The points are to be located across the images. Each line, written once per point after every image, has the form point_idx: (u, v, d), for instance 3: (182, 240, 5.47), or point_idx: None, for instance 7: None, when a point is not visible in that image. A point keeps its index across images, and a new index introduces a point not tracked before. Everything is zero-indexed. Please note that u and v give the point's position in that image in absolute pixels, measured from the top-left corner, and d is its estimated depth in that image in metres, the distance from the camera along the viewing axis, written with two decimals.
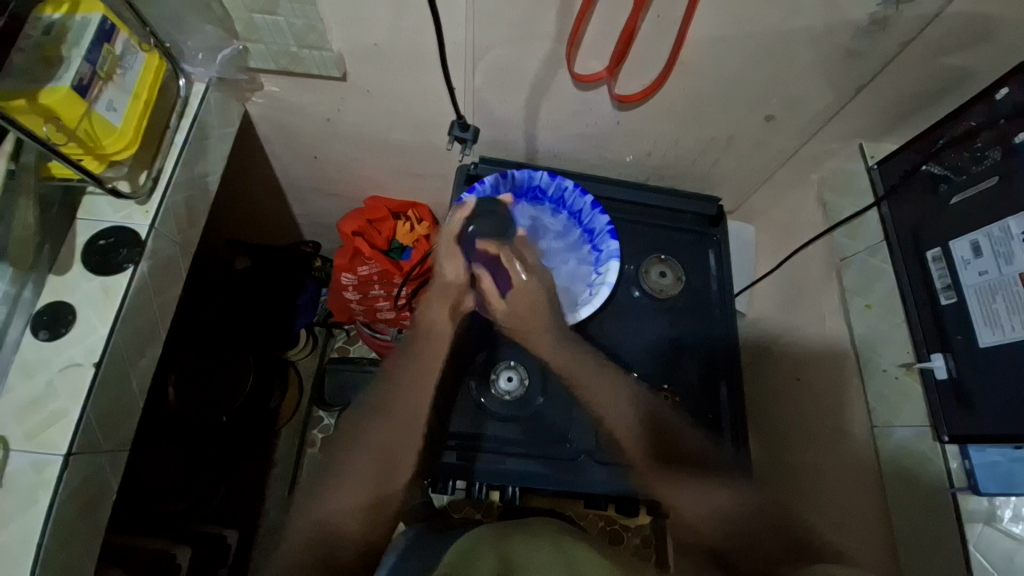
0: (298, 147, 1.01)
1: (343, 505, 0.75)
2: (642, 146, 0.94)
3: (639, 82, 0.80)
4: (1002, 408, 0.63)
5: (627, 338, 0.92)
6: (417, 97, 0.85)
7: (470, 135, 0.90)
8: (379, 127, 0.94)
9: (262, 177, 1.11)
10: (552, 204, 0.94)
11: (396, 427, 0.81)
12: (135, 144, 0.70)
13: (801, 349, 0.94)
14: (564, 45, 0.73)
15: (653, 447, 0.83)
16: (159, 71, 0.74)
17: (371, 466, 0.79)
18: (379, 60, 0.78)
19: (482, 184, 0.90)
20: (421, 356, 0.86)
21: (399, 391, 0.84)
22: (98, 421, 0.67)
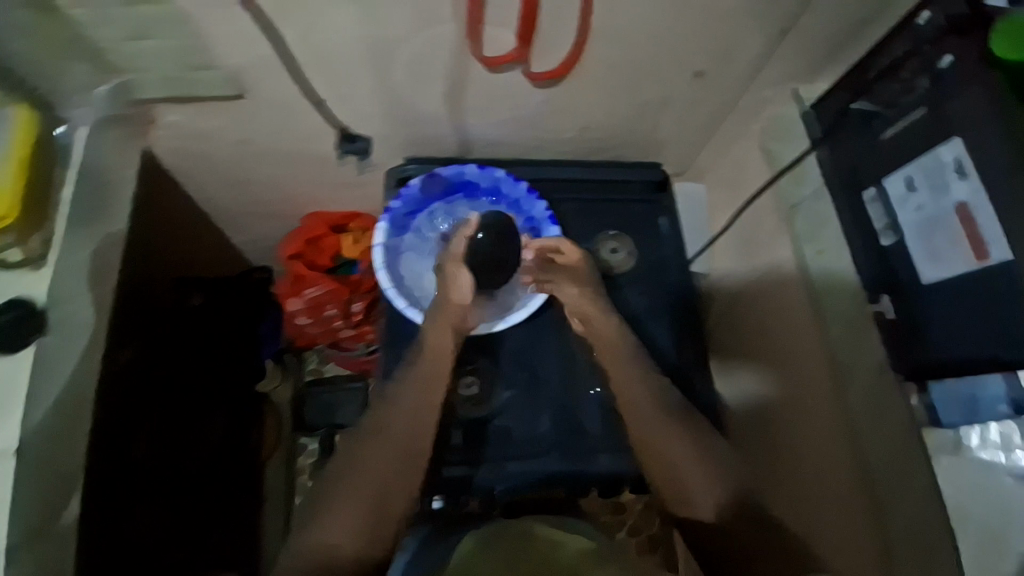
0: (218, 176, 0.95)
1: (342, 526, 0.61)
2: (576, 124, 0.90)
3: (558, 55, 0.74)
4: (957, 340, 0.63)
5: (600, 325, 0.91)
6: (329, 104, 0.80)
7: (361, 145, 0.89)
8: (296, 142, 0.88)
9: (188, 212, 1.05)
10: (490, 198, 0.88)
11: (398, 438, 0.67)
12: (12, 205, 0.65)
13: (762, 302, 0.94)
14: (465, 25, 0.68)
15: (654, 398, 0.71)
16: (32, 125, 0.69)
17: (371, 485, 0.64)
18: (274, 71, 0.73)
19: (408, 187, 0.85)
20: (430, 376, 0.72)
21: (394, 406, 0.70)
22: (36, 501, 0.63)
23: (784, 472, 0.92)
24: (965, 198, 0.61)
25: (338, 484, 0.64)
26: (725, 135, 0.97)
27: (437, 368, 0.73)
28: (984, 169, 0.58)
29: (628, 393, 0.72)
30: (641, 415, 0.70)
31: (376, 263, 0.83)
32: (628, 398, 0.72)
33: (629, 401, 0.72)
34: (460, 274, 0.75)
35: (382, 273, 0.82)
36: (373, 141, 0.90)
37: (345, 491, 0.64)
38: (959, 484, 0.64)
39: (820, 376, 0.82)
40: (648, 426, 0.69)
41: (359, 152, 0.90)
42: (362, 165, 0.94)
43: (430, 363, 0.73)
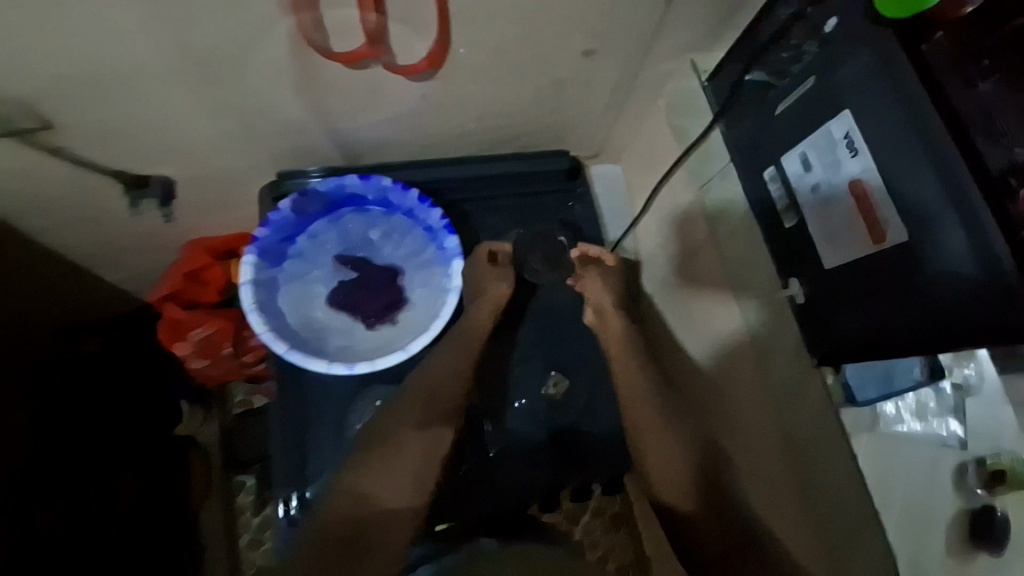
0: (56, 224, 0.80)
1: (390, 487, 0.63)
2: (466, 117, 0.82)
3: (429, 44, 0.65)
4: (857, 330, 0.60)
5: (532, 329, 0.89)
6: (163, 125, 0.69)
7: (155, 190, 0.78)
8: (138, 170, 0.75)
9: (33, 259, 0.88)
10: (381, 210, 0.79)
11: (443, 406, 0.69)
12: None
13: (686, 287, 0.89)
14: (295, 19, 0.58)
15: (661, 400, 0.75)
16: None
17: (418, 452, 0.66)
18: (74, 95, 0.61)
19: (278, 212, 0.73)
20: (463, 352, 0.72)
21: (439, 373, 0.71)
22: None
23: None
24: (858, 175, 0.57)
25: (379, 454, 0.65)
26: (631, 114, 0.90)
27: (467, 343, 0.73)
28: (877, 140, 0.55)
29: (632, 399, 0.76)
30: (646, 418, 0.74)
31: (247, 305, 0.71)
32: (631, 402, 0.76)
33: (633, 408, 0.75)
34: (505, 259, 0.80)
35: (255, 316, 0.70)
36: (179, 182, 0.79)
37: (392, 463, 0.64)
38: (875, 461, 0.64)
39: (744, 359, 0.80)
40: (642, 411, 0.75)
41: (159, 197, 0.79)
42: (166, 211, 0.83)
43: (459, 340, 0.73)
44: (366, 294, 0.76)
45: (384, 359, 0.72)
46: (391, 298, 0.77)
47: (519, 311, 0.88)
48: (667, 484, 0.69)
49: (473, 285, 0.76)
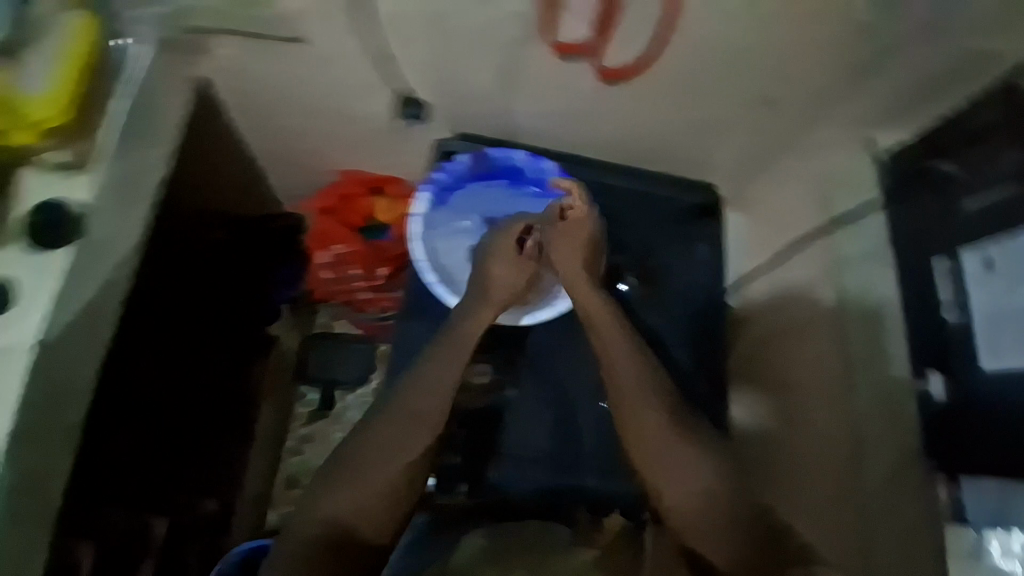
0: (256, 129, 0.94)
1: (359, 505, 0.59)
2: (630, 130, 0.85)
3: (642, 41, 0.70)
4: (1009, 446, 0.59)
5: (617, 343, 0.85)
6: (383, 65, 0.79)
7: (417, 111, 0.85)
8: (341, 98, 0.86)
9: (232, 147, 0.95)
10: (534, 188, 0.84)
11: (427, 420, 0.64)
12: (64, 111, 0.62)
13: (792, 353, 0.87)
14: (544, 7, 0.68)
15: (670, 414, 0.65)
16: (87, 34, 0.64)
17: (394, 465, 0.61)
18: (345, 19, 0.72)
19: (456, 162, 0.82)
20: (451, 364, 0.67)
21: (424, 379, 0.66)
22: (42, 405, 0.61)
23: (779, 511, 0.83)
24: None
25: (356, 457, 0.61)
26: (781, 174, 0.90)
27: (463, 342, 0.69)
28: None
29: (627, 410, 0.66)
30: (656, 431, 0.64)
31: (412, 233, 0.80)
32: (625, 410, 0.66)
33: (626, 416, 0.66)
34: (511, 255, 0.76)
35: (416, 244, 0.80)
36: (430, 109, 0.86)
37: (365, 471, 0.61)
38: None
39: (840, 447, 0.77)
40: (634, 416, 0.65)
41: (414, 114, 0.86)
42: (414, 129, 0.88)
43: (448, 346, 0.69)
44: None
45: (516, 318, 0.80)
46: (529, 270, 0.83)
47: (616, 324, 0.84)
48: (674, 503, 0.61)
49: (489, 278, 0.75)
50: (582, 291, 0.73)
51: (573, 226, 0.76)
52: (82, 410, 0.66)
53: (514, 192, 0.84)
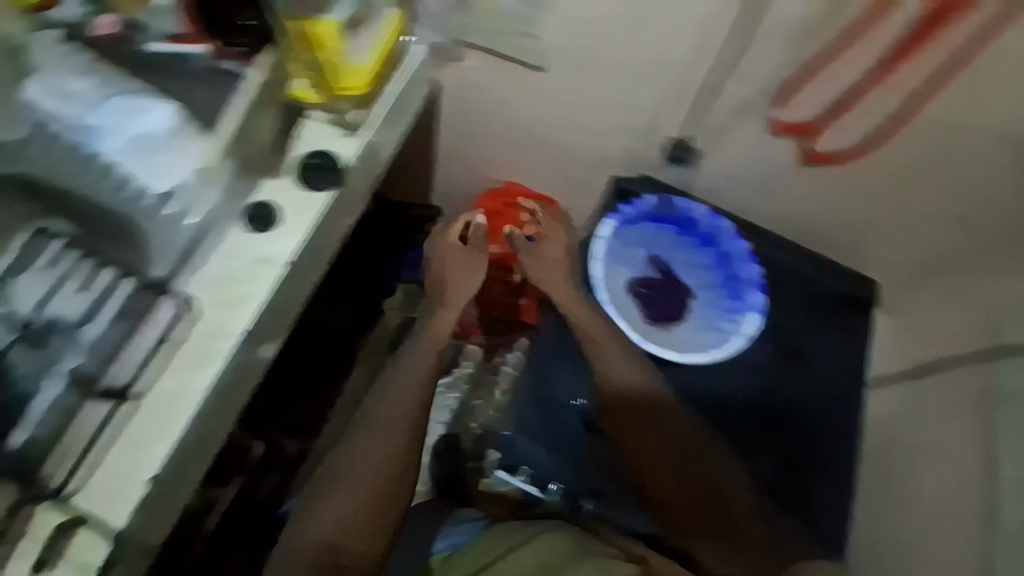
0: (454, 136, 1.08)
1: (339, 514, 0.74)
2: (795, 208, 0.93)
3: (865, 131, 0.80)
4: None
5: (747, 410, 0.86)
6: (602, 105, 0.90)
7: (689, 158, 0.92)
8: (549, 123, 0.97)
9: (434, 139, 1.09)
10: (704, 241, 0.90)
11: (382, 420, 0.82)
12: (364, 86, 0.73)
13: (932, 471, 0.87)
14: (786, 93, 0.79)
15: (665, 443, 0.73)
16: (393, 30, 0.78)
17: (372, 478, 0.77)
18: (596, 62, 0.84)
19: (642, 199, 0.89)
20: (411, 378, 0.88)
21: (384, 395, 0.86)
22: (271, 313, 0.71)
23: None
24: None
25: (342, 476, 0.77)
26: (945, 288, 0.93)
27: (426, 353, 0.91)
28: None
29: (630, 440, 0.76)
30: (652, 459, 0.74)
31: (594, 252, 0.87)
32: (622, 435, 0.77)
33: (629, 445, 0.76)
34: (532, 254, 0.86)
35: (597, 264, 0.87)
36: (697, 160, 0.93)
37: (352, 479, 0.77)
38: None
39: None
40: (638, 443, 0.75)
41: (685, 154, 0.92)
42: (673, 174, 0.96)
43: (413, 364, 0.90)
44: (662, 300, 0.90)
45: (671, 355, 0.84)
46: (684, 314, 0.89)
47: (746, 386, 0.87)
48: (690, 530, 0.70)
49: (445, 276, 0.97)
50: (568, 296, 0.83)
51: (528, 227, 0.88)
52: (284, 329, 0.76)
53: (682, 240, 0.91)
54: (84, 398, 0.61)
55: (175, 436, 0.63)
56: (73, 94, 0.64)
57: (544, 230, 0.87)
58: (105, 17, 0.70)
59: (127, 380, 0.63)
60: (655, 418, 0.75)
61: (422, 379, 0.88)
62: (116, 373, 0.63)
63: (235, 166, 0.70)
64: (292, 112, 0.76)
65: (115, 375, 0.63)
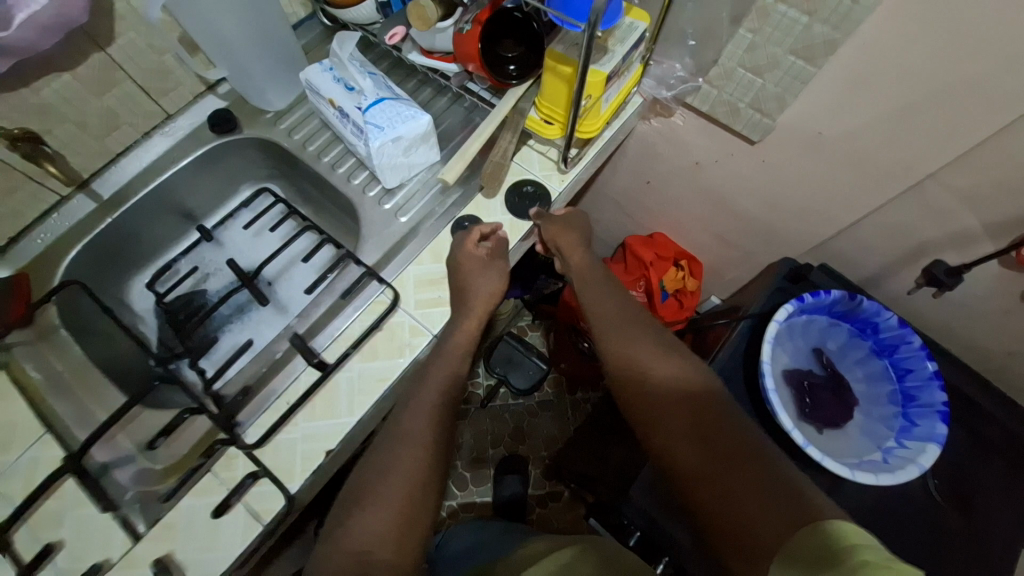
0: (630, 175, 1.10)
1: (373, 525, 0.55)
2: (991, 341, 0.85)
3: None
4: None
5: (897, 544, 0.79)
6: (804, 188, 0.86)
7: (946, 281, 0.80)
8: (738, 189, 0.96)
9: (608, 173, 1.13)
10: (879, 349, 0.85)
11: (414, 413, 0.62)
12: (594, 131, 0.76)
13: None
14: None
15: (707, 456, 0.56)
16: (633, 84, 0.79)
17: (405, 481, 0.58)
18: (821, 149, 0.79)
19: (827, 293, 0.84)
20: (444, 369, 0.65)
21: (421, 389, 0.64)
22: None
23: None
24: None
25: (369, 485, 0.58)
26: None
27: (459, 345, 0.67)
28: None
29: (675, 454, 0.58)
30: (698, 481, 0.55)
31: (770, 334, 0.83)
32: (661, 446, 0.60)
33: (679, 463, 0.58)
34: (553, 231, 0.76)
35: (768, 347, 0.82)
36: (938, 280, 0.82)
37: (381, 490, 0.57)
38: None
39: None
40: (682, 457, 0.58)
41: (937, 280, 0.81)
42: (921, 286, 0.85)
43: (445, 362, 0.66)
44: (816, 397, 0.86)
45: (831, 461, 0.77)
46: (836, 413, 0.86)
47: (901, 514, 0.80)
48: None
49: (466, 279, 0.69)
50: (587, 269, 0.77)
51: (563, 235, 0.77)
52: None
53: (847, 336, 0.89)
54: (290, 354, 0.67)
55: (355, 418, 0.65)
56: (357, 89, 0.74)
57: (578, 265, 0.77)
58: (395, 27, 0.78)
59: (329, 354, 0.67)
60: (699, 424, 0.59)
61: (452, 374, 0.66)
62: (318, 340, 0.67)
63: (458, 182, 0.77)
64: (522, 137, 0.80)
65: (320, 343, 0.67)
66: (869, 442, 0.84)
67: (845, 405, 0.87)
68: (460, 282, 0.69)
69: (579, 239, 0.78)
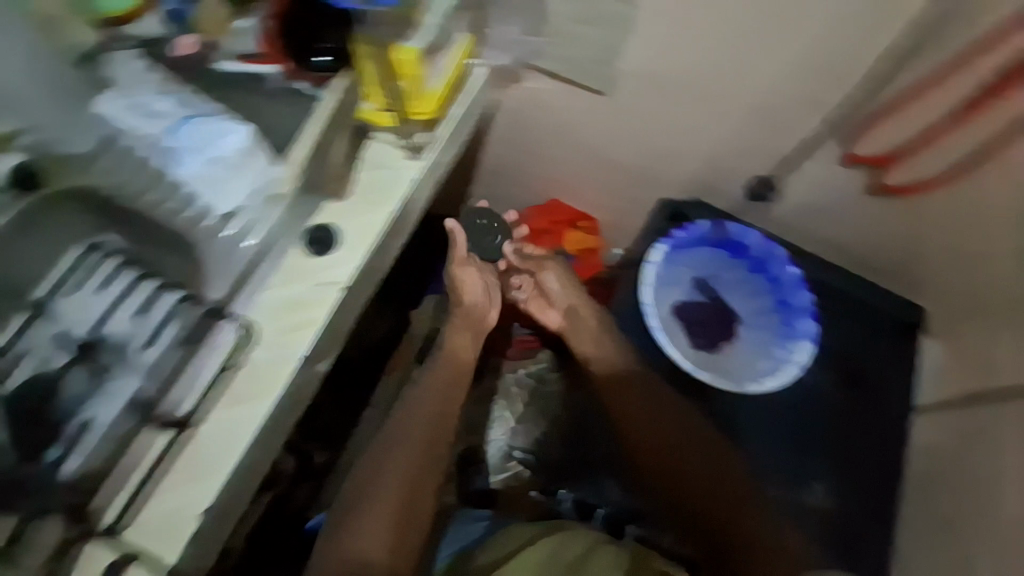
0: (507, 151, 1.08)
1: (374, 533, 0.69)
2: (852, 236, 0.93)
3: (944, 162, 0.77)
4: None
5: (787, 443, 0.86)
6: (661, 129, 0.88)
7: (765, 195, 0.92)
8: (606, 142, 0.96)
9: (486, 150, 1.10)
10: (753, 267, 0.91)
11: (410, 440, 0.76)
12: (434, 109, 0.73)
13: None
14: (862, 118, 0.78)
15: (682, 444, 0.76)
16: (467, 53, 0.75)
17: (400, 485, 0.73)
18: (671, 86, 0.81)
19: (695, 225, 0.91)
20: (436, 391, 0.82)
21: (408, 416, 0.79)
22: (328, 337, 0.71)
23: None
24: None
25: (364, 494, 0.72)
26: None
27: (451, 371, 0.85)
28: None
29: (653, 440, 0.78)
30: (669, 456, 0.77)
31: (645, 278, 0.90)
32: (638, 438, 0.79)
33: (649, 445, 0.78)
34: (536, 263, 0.94)
35: (646, 290, 0.90)
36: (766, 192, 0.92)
37: (377, 496, 0.71)
38: None
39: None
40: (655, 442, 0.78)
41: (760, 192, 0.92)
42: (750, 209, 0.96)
43: (440, 376, 0.84)
44: (707, 323, 0.92)
45: (716, 379, 0.87)
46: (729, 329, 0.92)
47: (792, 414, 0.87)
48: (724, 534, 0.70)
49: (461, 281, 0.89)
50: (563, 293, 0.92)
51: (536, 265, 0.94)
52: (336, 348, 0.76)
53: (724, 258, 0.92)
54: (146, 419, 0.62)
55: (226, 467, 0.64)
56: (155, 114, 0.65)
57: (573, 306, 0.91)
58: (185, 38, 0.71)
59: (185, 409, 0.64)
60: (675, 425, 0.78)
61: (439, 406, 0.80)
62: (174, 397, 0.64)
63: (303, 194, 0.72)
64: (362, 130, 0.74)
65: (174, 401, 0.64)
66: (756, 353, 0.90)
67: (732, 323, 0.92)
68: (456, 281, 0.89)
69: (551, 270, 0.93)
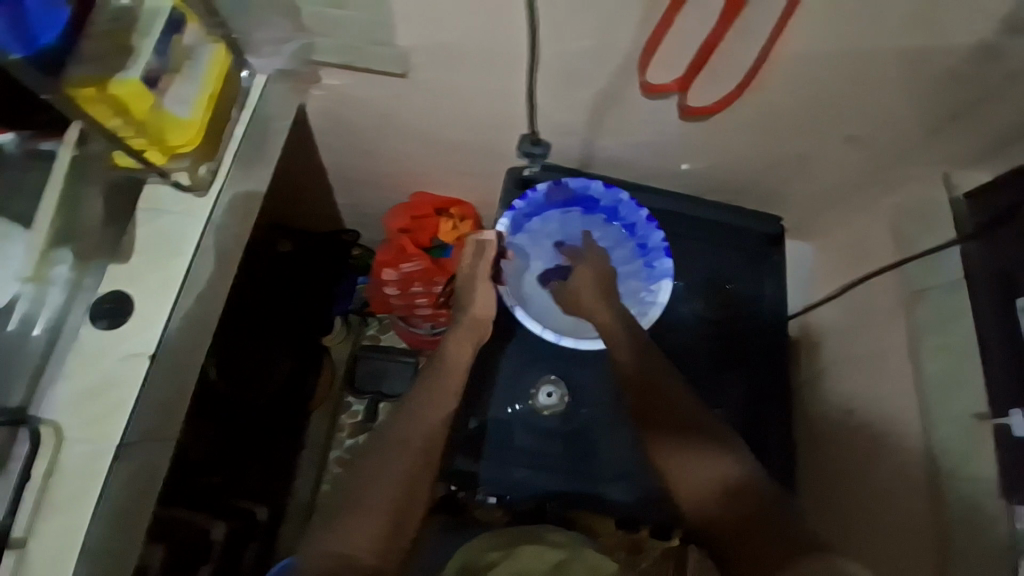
0: (344, 158, 1.01)
1: (365, 530, 0.63)
2: (694, 162, 0.91)
3: (736, 74, 0.73)
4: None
5: None
6: (471, 103, 0.84)
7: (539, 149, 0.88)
8: (428, 126, 0.90)
9: (324, 163, 1.03)
10: (605, 216, 0.91)
11: (411, 439, 0.72)
12: (198, 136, 0.69)
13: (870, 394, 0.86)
14: (639, 52, 0.71)
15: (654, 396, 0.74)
16: (227, 63, 0.73)
17: (391, 487, 0.67)
18: (453, 61, 0.76)
19: (535, 190, 0.88)
20: (447, 388, 0.79)
21: (412, 411, 0.75)
22: (153, 410, 0.65)
23: (846, 522, 0.86)
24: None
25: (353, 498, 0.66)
26: (845, 209, 0.93)
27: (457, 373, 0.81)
28: None
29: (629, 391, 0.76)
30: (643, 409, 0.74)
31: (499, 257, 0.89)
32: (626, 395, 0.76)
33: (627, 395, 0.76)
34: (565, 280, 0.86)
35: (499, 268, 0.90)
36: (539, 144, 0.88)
37: (366, 497, 0.66)
38: None
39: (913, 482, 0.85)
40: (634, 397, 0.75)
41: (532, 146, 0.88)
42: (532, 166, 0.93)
43: (453, 375, 0.81)
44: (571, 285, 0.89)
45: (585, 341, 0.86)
46: None
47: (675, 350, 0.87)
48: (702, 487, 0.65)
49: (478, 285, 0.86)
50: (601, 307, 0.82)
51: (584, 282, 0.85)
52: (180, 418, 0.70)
53: (575, 214, 0.90)
54: None
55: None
56: None
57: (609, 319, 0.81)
58: None
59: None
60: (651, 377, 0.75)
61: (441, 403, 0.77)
62: None
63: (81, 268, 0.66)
64: (126, 182, 0.70)
65: None
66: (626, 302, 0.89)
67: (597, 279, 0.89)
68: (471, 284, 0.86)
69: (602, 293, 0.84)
